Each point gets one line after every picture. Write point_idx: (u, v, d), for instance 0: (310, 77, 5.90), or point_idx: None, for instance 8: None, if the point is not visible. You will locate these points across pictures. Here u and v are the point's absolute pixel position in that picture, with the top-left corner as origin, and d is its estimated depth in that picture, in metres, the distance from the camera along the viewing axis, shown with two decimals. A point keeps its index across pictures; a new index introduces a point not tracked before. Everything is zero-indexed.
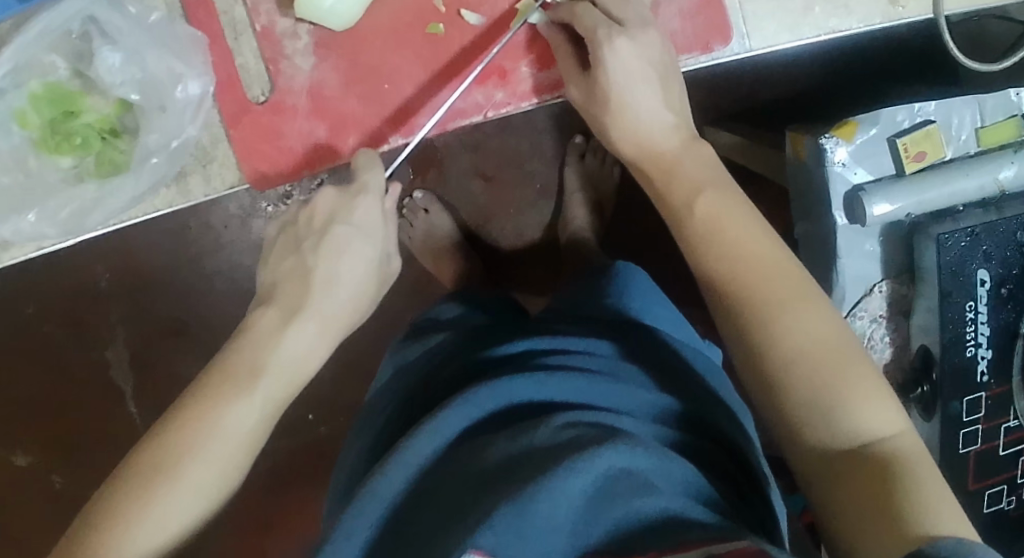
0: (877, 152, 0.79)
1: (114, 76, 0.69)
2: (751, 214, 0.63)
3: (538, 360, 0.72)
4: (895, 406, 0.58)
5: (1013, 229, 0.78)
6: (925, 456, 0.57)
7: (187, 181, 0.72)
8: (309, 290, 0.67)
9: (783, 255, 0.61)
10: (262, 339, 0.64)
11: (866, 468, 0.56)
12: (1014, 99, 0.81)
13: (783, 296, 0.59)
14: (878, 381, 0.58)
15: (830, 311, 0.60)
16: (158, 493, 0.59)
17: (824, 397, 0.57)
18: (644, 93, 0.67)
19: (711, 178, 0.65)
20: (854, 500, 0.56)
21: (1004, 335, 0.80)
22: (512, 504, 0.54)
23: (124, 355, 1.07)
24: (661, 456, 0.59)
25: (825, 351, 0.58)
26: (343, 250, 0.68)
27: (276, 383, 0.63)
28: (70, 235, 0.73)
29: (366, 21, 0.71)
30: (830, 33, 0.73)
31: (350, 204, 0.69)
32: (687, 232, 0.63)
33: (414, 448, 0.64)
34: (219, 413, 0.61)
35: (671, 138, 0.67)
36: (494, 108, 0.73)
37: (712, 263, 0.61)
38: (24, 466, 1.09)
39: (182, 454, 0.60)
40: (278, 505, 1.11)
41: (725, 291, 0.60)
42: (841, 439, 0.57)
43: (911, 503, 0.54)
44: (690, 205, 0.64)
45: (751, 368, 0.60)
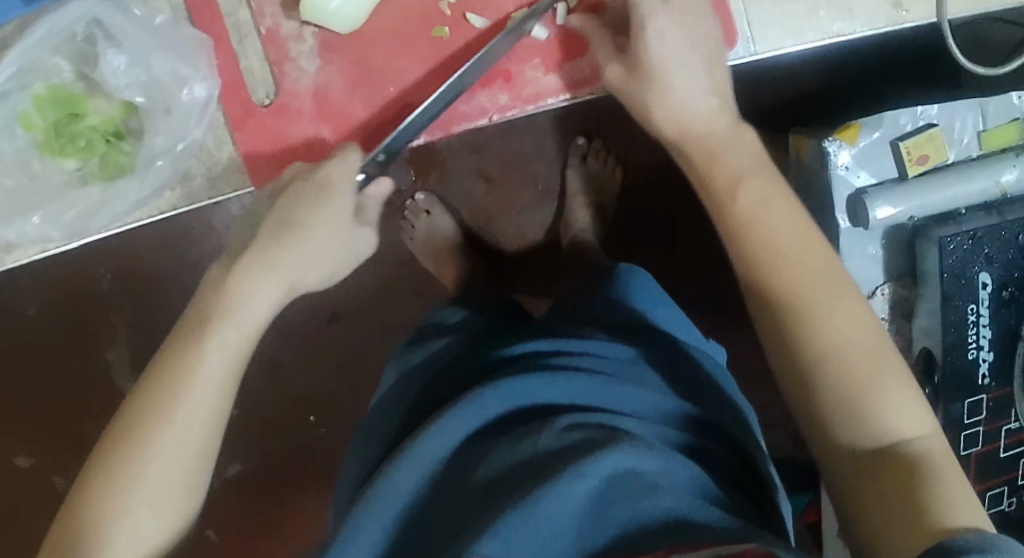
0: (879, 156, 0.80)
1: (118, 80, 0.69)
2: (792, 206, 0.63)
3: (544, 361, 0.72)
4: (924, 410, 0.58)
5: (1015, 233, 0.79)
6: (950, 458, 0.57)
7: (192, 183, 0.72)
8: (270, 237, 0.65)
9: (822, 253, 0.62)
10: (217, 294, 0.64)
11: (893, 466, 0.56)
12: (1016, 103, 0.81)
13: (823, 292, 0.60)
14: (909, 384, 0.59)
15: (865, 311, 0.60)
16: (124, 454, 0.60)
17: (858, 394, 0.58)
18: (686, 72, 0.67)
19: (755, 167, 0.65)
20: (879, 498, 0.56)
21: (1005, 338, 0.81)
22: (520, 509, 0.54)
23: (125, 356, 1.06)
24: (663, 457, 0.59)
25: (859, 347, 0.59)
26: (304, 204, 0.67)
27: (230, 333, 0.63)
28: (74, 238, 0.73)
29: (370, 24, 0.71)
30: (833, 37, 0.73)
31: (316, 167, 0.68)
32: (726, 221, 0.63)
33: (422, 451, 0.64)
34: (174, 371, 0.61)
35: (718, 118, 0.67)
36: (499, 111, 0.73)
37: (750, 253, 0.62)
38: (25, 468, 1.09)
39: (142, 416, 0.60)
40: (279, 506, 1.11)
41: (763, 282, 0.61)
42: (869, 437, 0.57)
43: (937, 502, 0.55)
44: (729, 193, 0.64)
45: (784, 361, 0.60)
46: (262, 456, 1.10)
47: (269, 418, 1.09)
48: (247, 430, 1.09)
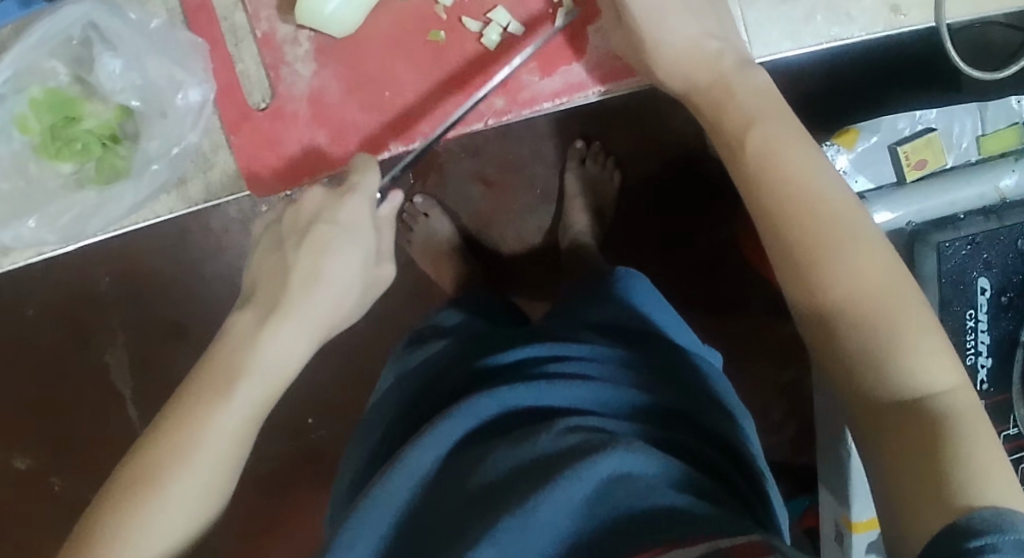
0: (876, 160, 0.80)
1: (114, 83, 0.70)
2: (806, 151, 0.61)
3: (538, 368, 0.72)
4: (950, 358, 0.55)
5: (1014, 238, 0.78)
6: (980, 414, 0.54)
7: (187, 188, 0.72)
8: (297, 284, 0.67)
9: (837, 194, 0.60)
10: (242, 343, 0.64)
11: (913, 421, 0.53)
12: (1015, 107, 0.81)
13: (840, 235, 0.58)
14: (931, 328, 0.56)
15: (887, 256, 0.58)
16: (142, 504, 0.59)
17: (877, 342, 0.55)
18: (677, 20, 0.67)
19: (767, 110, 0.64)
20: (894, 457, 0.53)
21: (1004, 343, 0.80)
22: (517, 513, 0.55)
23: (123, 358, 1.06)
24: (658, 459, 0.59)
25: (875, 290, 0.57)
26: (327, 248, 0.67)
27: (258, 386, 0.63)
28: (70, 242, 0.73)
29: (366, 27, 0.71)
30: (831, 41, 0.73)
31: (337, 204, 0.69)
32: (740, 170, 0.63)
33: (417, 455, 0.63)
34: (202, 421, 0.61)
35: (720, 63, 0.67)
36: (495, 116, 0.72)
37: (764, 201, 0.60)
38: (23, 470, 1.09)
39: (164, 465, 0.59)
40: (278, 509, 1.10)
41: (776, 228, 0.59)
42: (889, 386, 0.55)
43: (955, 463, 0.51)
44: (740, 140, 0.63)
45: (800, 306, 0.58)
46: (260, 458, 1.09)
47: (267, 420, 1.09)
48: None
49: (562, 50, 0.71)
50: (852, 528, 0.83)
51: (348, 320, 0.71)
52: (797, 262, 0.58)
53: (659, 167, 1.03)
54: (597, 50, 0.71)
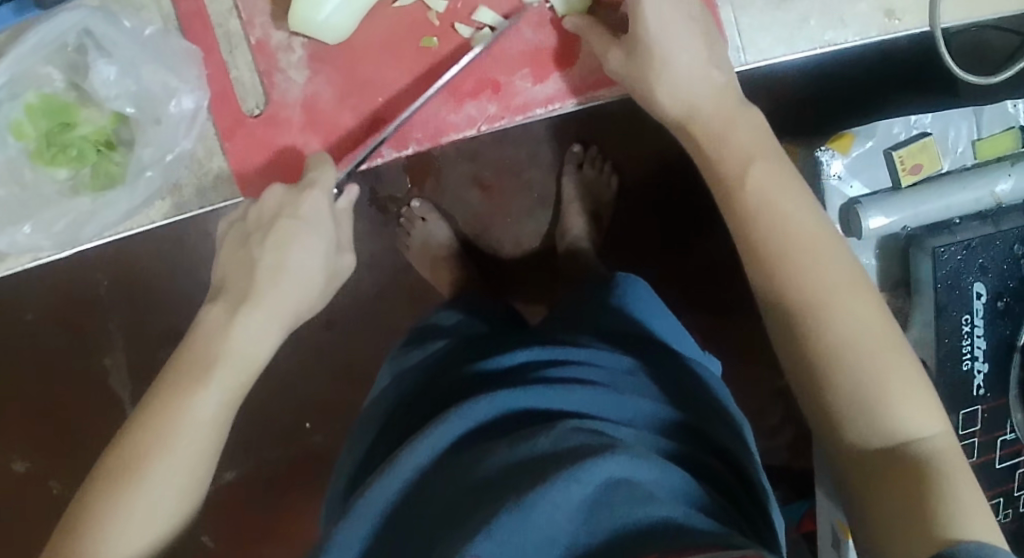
0: (871, 166, 0.80)
1: (108, 90, 0.68)
2: (804, 194, 0.62)
3: (541, 372, 0.71)
4: (935, 407, 0.57)
5: (1010, 242, 0.78)
6: (962, 461, 0.56)
7: (181, 193, 0.72)
8: (261, 281, 0.67)
9: (833, 244, 0.61)
10: (213, 334, 0.66)
11: (901, 467, 0.56)
12: (1011, 111, 0.80)
13: (837, 281, 0.59)
14: (919, 380, 0.57)
15: (879, 307, 0.59)
16: (124, 492, 0.61)
17: (870, 392, 0.57)
18: (683, 45, 0.66)
19: (761, 148, 0.64)
20: (883, 500, 0.55)
21: (1000, 348, 0.80)
22: (518, 503, 0.55)
23: (122, 361, 1.07)
24: (658, 467, 0.59)
25: (870, 339, 0.58)
26: (291, 242, 0.68)
27: (235, 373, 0.65)
28: (65, 247, 0.73)
29: (358, 34, 0.70)
30: (826, 46, 0.72)
31: (297, 199, 0.69)
32: (735, 210, 0.62)
33: (410, 457, 0.64)
34: (177, 408, 0.63)
35: (722, 99, 0.66)
36: (487, 121, 0.72)
37: (761, 244, 0.61)
38: (22, 472, 1.09)
39: (144, 453, 0.62)
40: (276, 512, 1.11)
41: (771, 276, 0.60)
42: (878, 436, 0.56)
43: (942, 506, 0.54)
44: (740, 179, 0.63)
45: (792, 354, 0.59)
46: (257, 462, 1.09)
47: (264, 424, 1.09)
48: (243, 435, 1.09)
49: (553, 57, 0.72)
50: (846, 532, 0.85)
51: (313, 312, 0.72)
52: (793, 311, 0.59)
53: (658, 166, 1.02)
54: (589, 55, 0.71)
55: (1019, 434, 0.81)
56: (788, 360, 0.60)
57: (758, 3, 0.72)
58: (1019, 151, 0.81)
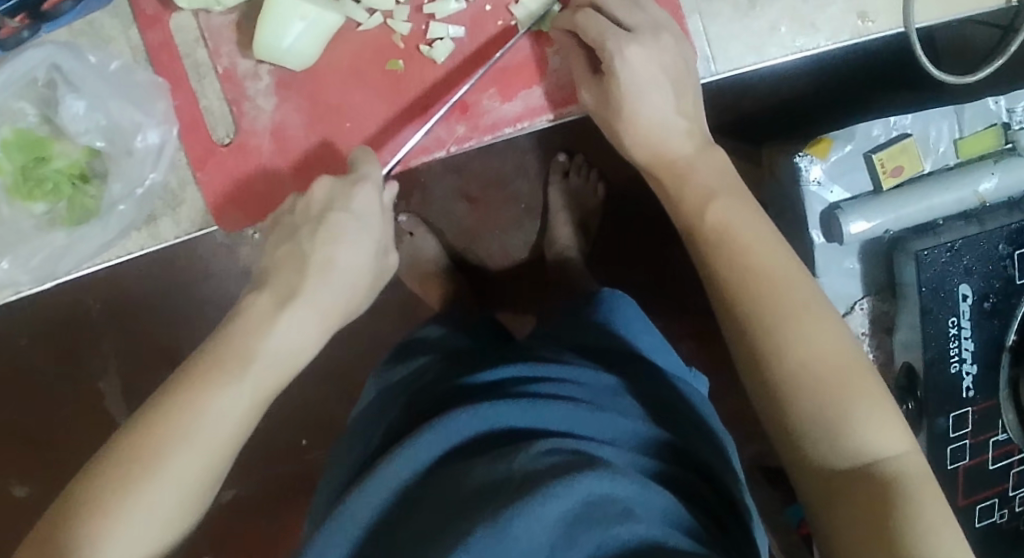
0: (852, 169, 0.79)
1: (77, 125, 0.71)
2: (763, 226, 0.62)
3: (519, 387, 0.70)
4: (902, 426, 0.57)
5: (995, 243, 0.77)
6: (930, 479, 0.56)
7: (156, 225, 0.71)
8: (306, 274, 0.65)
9: (794, 267, 0.61)
10: (255, 326, 0.64)
11: (868, 489, 0.55)
12: (993, 108, 0.79)
13: (804, 308, 0.59)
14: (885, 400, 0.57)
15: (841, 329, 0.59)
16: (142, 480, 0.58)
17: (834, 414, 0.56)
18: (657, 100, 0.65)
19: (723, 186, 0.64)
20: (851, 521, 0.55)
21: (989, 349, 0.79)
22: (492, 527, 0.54)
23: (117, 384, 1.07)
24: (637, 484, 0.58)
25: (833, 363, 0.58)
26: (342, 236, 0.66)
27: (269, 372, 0.63)
28: (44, 281, 0.73)
29: (324, 59, 0.70)
30: (799, 52, 0.71)
31: (349, 191, 0.67)
32: (699, 243, 0.63)
33: (386, 474, 0.63)
34: (206, 402, 0.60)
35: (684, 144, 0.66)
36: (457, 143, 0.71)
37: (723, 272, 0.61)
38: (23, 497, 1.10)
39: (166, 442, 0.59)
40: (275, 531, 1.11)
41: (735, 302, 0.60)
42: (846, 457, 0.56)
43: (908, 526, 0.53)
44: (700, 211, 0.63)
45: (754, 379, 0.59)
46: (255, 480, 1.10)
47: (259, 442, 1.09)
48: (240, 454, 1.09)
49: (518, 75, 0.70)
50: None
51: (359, 308, 0.71)
52: (756, 337, 0.59)
53: (639, 178, 1.03)
54: (558, 72, 0.70)
55: (1011, 435, 0.80)
56: (752, 386, 0.59)
57: (726, 12, 0.71)
58: (1003, 148, 0.79)
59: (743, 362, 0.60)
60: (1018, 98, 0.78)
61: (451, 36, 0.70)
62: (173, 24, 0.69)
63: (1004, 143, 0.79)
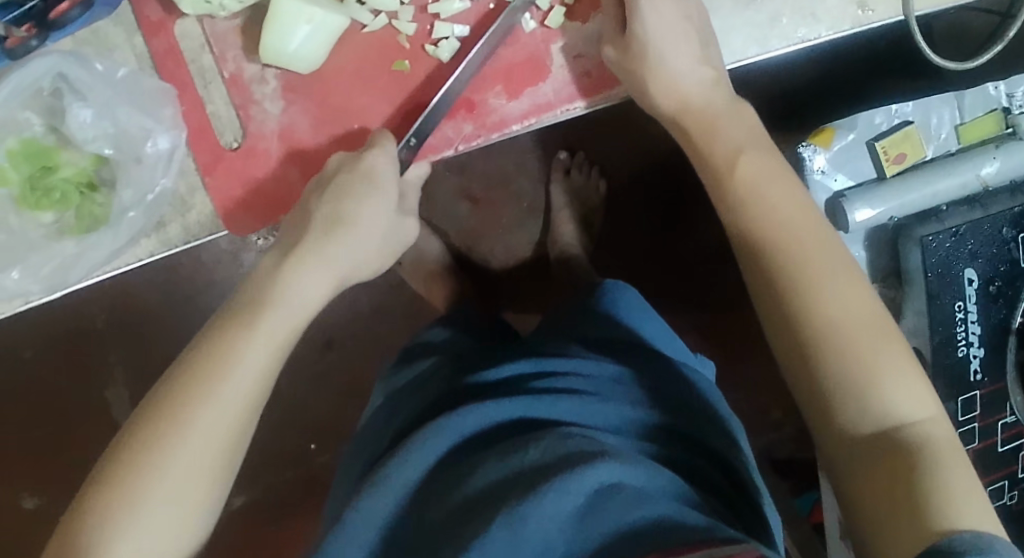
0: (855, 158, 0.80)
1: (84, 133, 0.69)
2: (792, 184, 0.62)
3: (528, 385, 0.69)
4: (926, 392, 0.56)
5: (999, 227, 0.78)
6: (955, 447, 0.55)
7: (166, 231, 0.71)
8: (319, 233, 0.66)
9: (819, 227, 0.61)
10: (266, 286, 0.64)
11: (890, 452, 0.54)
12: (992, 93, 0.79)
13: (826, 271, 0.59)
14: (908, 363, 0.57)
15: (867, 294, 0.59)
16: (165, 432, 0.58)
17: (858, 373, 0.56)
18: (677, 45, 0.65)
19: (752, 140, 0.65)
20: (875, 486, 0.54)
21: (995, 332, 0.80)
22: (506, 519, 0.53)
23: (124, 396, 1.07)
24: (650, 470, 0.57)
25: (858, 320, 0.57)
26: (350, 194, 0.66)
27: (280, 329, 0.63)
28: (54, 291, 0.72)
29: (330, 62, 0.70)
30: (800, 43, 0.71)
31: (354, 158, 0.67)
32: (726, 196, 0.63)
33: (398, 473, 0.63)
34: (225, 355, 0.61)
35: (712, 94, 0.67)
36: (464, 141, 0.71)
37: (750, 226, 0.61)
38: (31, 509, 1.10)
39: (190, 394, 0.59)
40: (285, 536, 1.10)
41: (762, 256, 0.60)
42: (868, 419, 0.55)
43: (932, 489, 0.52)
44: (729, 166, 0.64)
45: (781, 338, 0.59)
46: (264, 486, 1.10)
47: (269, 447, 1.09)
48: (249, 459, 1.09)
49: (525, 73, 0.70)
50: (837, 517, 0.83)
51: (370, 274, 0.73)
52: (782, 294, 0.59)
53: (687, 159, 1.01)
54: (563, 69, 0.70)
55: (1019, 417, 0.80)
56: (780, 345, 0.59)
57: (728, 5, 0.71)
58: (1003, 133, 0.80)
59: (768, 324, 0.60)
60: (1017, 82, 0.79)
61: (457, 36, 0.71)
62: (177, 30, 0.70)
63: (1004, 129, 0.80)
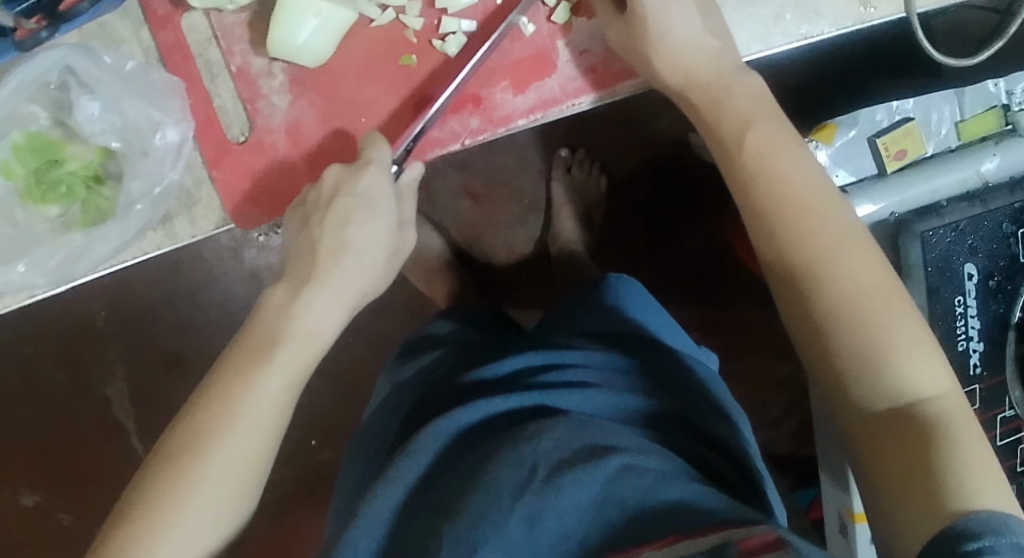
0: (857, 154, 0.80)
1: (93, 125, 0.70)
2: (802, 157, 0.62)
3: (533, 379, 0.70)
4: (940, 365, 0.56)
5: (999, 221, 0.78)
6: (970, 419, 0.55)
7: (173, 224, 0.71)
8: (325, 259, 0.66)
9: (831, 198, 0.61)
10: (279, 314, 0.64)
11: (905, 432, 0.55)
12: (993, 90, 0.81)
13: (832, 248, 0.59)
14: (922, 335, 0.57)
15: (880, 263, 0.59)
16: (183, 474, 0.59)
17: (872, 350, 0.56)
18: (678, 15, 0.65)
19: (761, 113, 0.64)
20: (892, 467, 0.54)
21: (993, 326, 0.80)
22: (530, 500, 0.53)
23: (124, 392, 1.07)
24: (660, 455, 0.58)
25: (869, 294, 0.58)
26: (350, 220, 0.66)
27: (293, 358, 0.63)
28: (59, 284, 0.72)
29: (337, 56, 0.71)
30: (802, 40, 0.72)
31: (355, 175, 0.67)
32: (736, 168, 0.63)
33: (414, 457, 0.62)
34: (240, 390, 0.61)
35: (719, 64, 0.66)
36: (471, 135, 0.71)
37: (761, 201, 0.61)
38: (31, 505, 1.10)
39: (206, 433, 0.60)
40: (285, 532, 1.11)
41: (774, 232, 0.60)
42: (883, 397, 0.56)
43: (948, 469, 0.53)
44: (738, 138, 0.63)
45: (795, 320, 0.59)
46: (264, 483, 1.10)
47: None
48: None
49: (530, 68, 0.71)
50: (853, 519, 0.80)
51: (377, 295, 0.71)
52: (795, 273, 0.59)
53: (694, 154, 1.02)
54: (570, 64, 0.71)
55: (1018, 411, 0.81)
56: (794, 326, 0.60)
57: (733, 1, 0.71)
58: (1004, 130, 0.81)
59: (782, 305, 0.61)
60: (1017, 80, 0.80)
61: (463, 30, 0.71)
62: (184, 24, 0.70)
63: (1004, 126, 0.81)
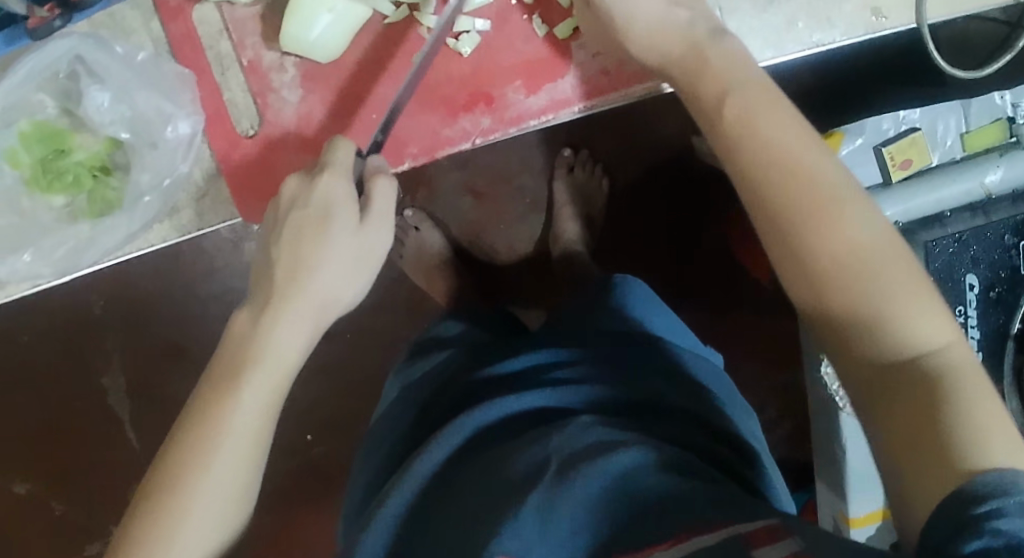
0: (863, 162, 0.81)
1: (103, 116, 0.69)
2: (785, 110, 0.58)
3: (544, 376, 0.70)
4: (943, 316, 0.52)
5: (1001, 233, 0.79)
6: (979, 370, 0.51)
7: (179, 216, 0.72)
8: (284, 273, 0.63)
9: (817, 149, 0.56)
10: (247, 336, 0.61)
11: (907, 383, 0.50)
12: (999, 102, 0.81)
13: (819, 198, 0.54)
14: (921, 286, 0.53)
15: (873, 213, 0.54)
16: (170, 514, 0.57)
17: (868, 306, 0.52)
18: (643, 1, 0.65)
19: (737, 76, 0.60)
20: (899, 423, 0.50)
21: (993, 336, 0.81)
22: (540, 502, 0.53)
23: (121, 381, 1.07)
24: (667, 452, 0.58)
25: (864, 249, 0.53)
26: (303, 234, 0.63)
27: (271, 377, 0.61)
28: (64, 274, 0.72)
29: (349, 52, 0.71)
30: (814, 47, 0.72)
31: (309, 187, 0.65)
32: (716, 131, 0.59)
33: (422, 463, 0.63)
34: (217, 418, 0.59)
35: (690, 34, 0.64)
36: (482, 134, 0.72)
37: (741, 159, 0.57)
38: (23, 494, 1.09)
39: (190, 471, 0.57)
40: (280, 526, 1.11)
41: (757, 189, 0.56)
42: (885, 352, 0.51)
43: (958, 423, 0.48)
44: (717, 101, 0.59)
45: (790, 276, 0.55)
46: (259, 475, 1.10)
47: None
48: None
49: (542, 69, 0.71)
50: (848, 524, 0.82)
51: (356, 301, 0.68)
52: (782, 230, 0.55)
53: (693, 158, 1.02)
54: (583, 66, 0.71)
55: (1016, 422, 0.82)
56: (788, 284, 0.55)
57: (745, 8, 0.71)
58: (1007, 142, 0.81)
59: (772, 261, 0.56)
60: None
61: (477, 30, 0.71)
62: (196, 16, 0.69)
63: (1009, 138, 0.81)
